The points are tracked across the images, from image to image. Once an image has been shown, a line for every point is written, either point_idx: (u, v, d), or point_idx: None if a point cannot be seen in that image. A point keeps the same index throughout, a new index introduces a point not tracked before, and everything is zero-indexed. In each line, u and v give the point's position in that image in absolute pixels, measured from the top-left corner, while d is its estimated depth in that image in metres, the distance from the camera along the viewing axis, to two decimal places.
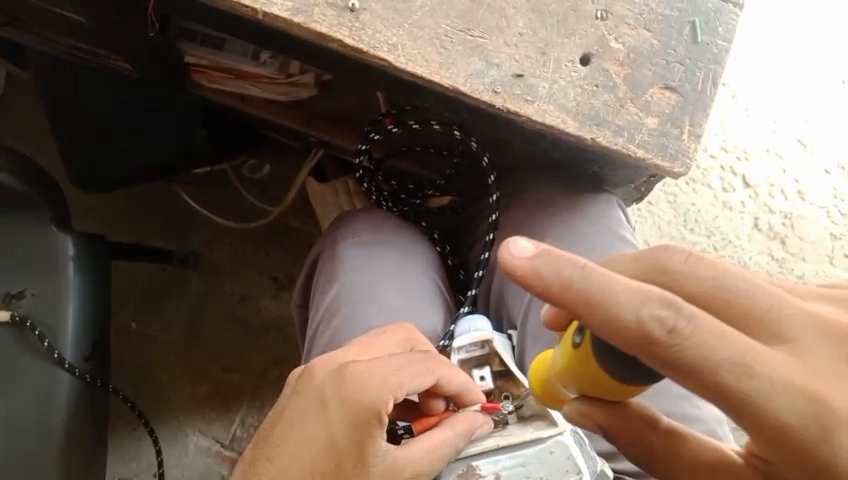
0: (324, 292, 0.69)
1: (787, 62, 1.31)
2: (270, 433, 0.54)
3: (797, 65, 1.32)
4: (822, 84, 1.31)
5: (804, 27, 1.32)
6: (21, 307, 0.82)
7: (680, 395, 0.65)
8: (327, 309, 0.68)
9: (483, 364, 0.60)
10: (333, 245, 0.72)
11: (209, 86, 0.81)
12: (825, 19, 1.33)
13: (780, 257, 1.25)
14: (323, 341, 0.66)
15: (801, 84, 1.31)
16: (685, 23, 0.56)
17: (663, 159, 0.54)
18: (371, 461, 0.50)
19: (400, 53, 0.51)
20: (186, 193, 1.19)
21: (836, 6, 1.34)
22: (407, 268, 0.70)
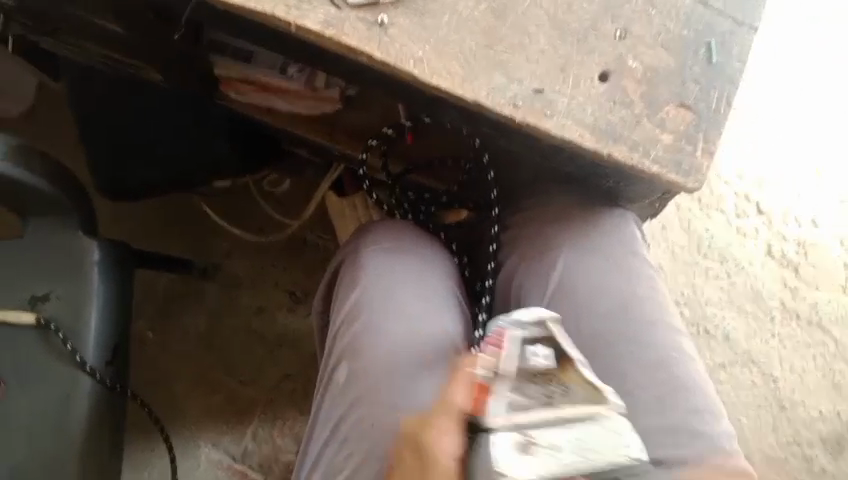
0: (344, 298, 0.70)
1: (804, 89, 1.33)
2: None
3: (814, 91, 1.33)
4: (836, 112, 1.33)
5: (804, 27, 1.35)
6: (45, 310, 0.84)
7: (693, 409, 0.65)
8: (346, 315, 0.69)
9: (536, 342, 0.55)
10: (354, 252, 0.73)
11: (236, 99, 0.84)
12: (825, 19, 1.36)
13: (793, 285, 1.26)
14: (342, 347, 0.68)
15: (816, 111, 1.33)
16: (700, 44, 0.58)
17: (678, 175, 0.55)
18: None
19: (426, 67, 0.53)
20: (208, 205, 1.21)
21: (840, 6, 1.37)
22: (425, 276, 0.71)
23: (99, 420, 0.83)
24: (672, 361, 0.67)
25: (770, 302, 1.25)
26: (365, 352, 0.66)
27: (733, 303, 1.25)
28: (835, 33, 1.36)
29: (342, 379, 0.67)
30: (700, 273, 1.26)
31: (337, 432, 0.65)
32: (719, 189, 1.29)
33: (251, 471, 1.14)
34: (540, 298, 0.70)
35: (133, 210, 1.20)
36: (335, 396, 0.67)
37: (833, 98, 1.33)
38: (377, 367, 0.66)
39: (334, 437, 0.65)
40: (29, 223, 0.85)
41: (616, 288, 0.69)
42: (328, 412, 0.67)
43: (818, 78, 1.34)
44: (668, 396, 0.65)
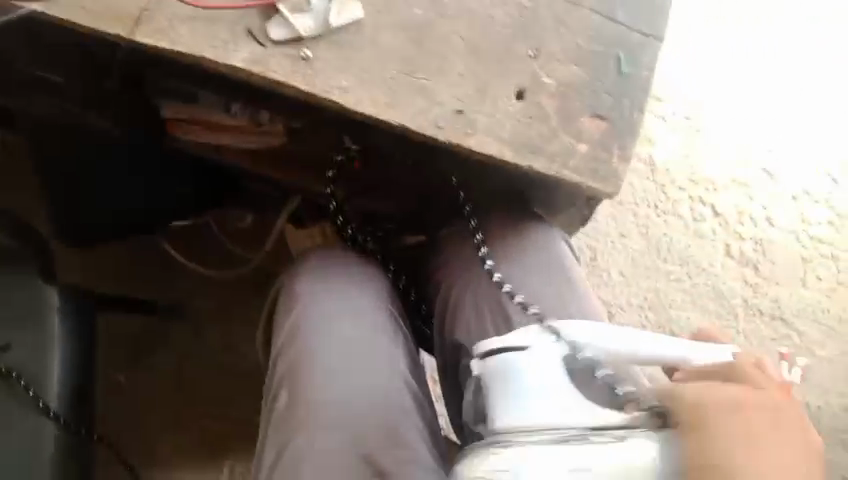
0: (282, 324, 0.72)
1: (747, 92, 1.37)
2: None
3: (760, 92, 1.38)
4: (782, 111, 1.37)
5: (805, 27, 1.41)
6: (5, 359, 0.84)
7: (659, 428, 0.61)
8: (284, 337, 0.70)
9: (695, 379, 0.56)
10: (290, 281, 0.75)
11: (184, 139, 0.85)
12: (825, 19, 1.42)
13: (753, 282, 1.29)
14: (283, 370, 0.67)
15: (763, 111, 1.37)
16: (610, 57, 0.60)
17: (595, 182, 0.58)
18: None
19: (350, 96, 0.55)
20: (172, 246, 1.22)
21: (836, 7, 1.43)
22: (356, 292, 0.74)
23: (65, 466, 0.83)
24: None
25: (732, 301, 1.28)
26: (303, 369, 0.66)
27: (696, 304, 1.28)
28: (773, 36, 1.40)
29: (283, 401, 0.65)
30: (660, 276, 1.28)
31: (278, 457, 0.61)
32: (675, 194, 1.32)
33: None
34: (475, 315, 0.68)
35: (97, 257, 1.20)
36: (277, 419, 0.64)
37: (776, 98, 1.38)
38: (315, 381, 0.65)
39: (274, 463, 0.61)
40: None
41: (560, 299, 0.68)
42: (269, 440, 0.63)
43: (761, 80, 1.38)
44: None
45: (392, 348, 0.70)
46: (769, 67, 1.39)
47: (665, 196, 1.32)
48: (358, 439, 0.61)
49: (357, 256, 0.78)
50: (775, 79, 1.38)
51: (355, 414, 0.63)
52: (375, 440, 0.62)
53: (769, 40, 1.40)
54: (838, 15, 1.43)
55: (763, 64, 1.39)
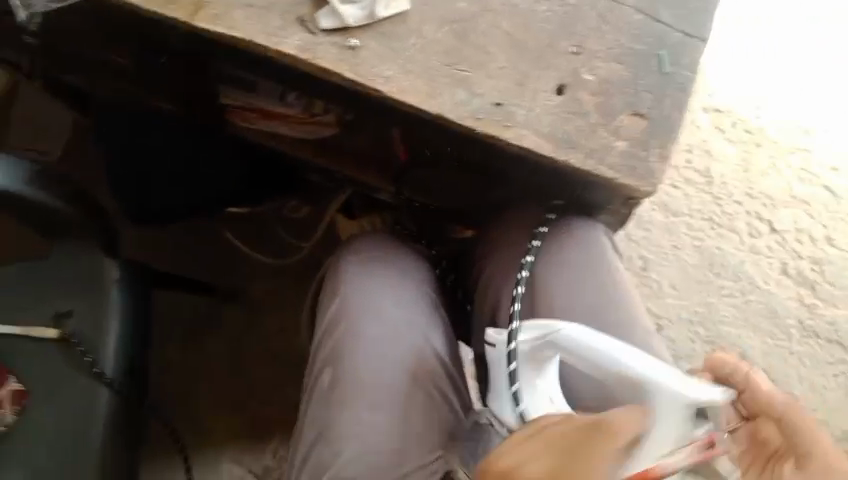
0: (327, 302, 0.73)
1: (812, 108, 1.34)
2: None
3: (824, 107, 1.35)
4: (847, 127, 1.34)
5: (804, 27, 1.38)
6: (69, 325, 0.91)
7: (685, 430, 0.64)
8: (329, 317, 0.71)
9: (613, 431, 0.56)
10: (336, 257, 0.76)
11: (242, 126, 0.88)
12: (823, 19, 1.40)
13: (810, 303, 1.25)
14: (326, 352, 0.69)
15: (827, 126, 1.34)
16: (652, 56, 0.61)
17: (631, 179, 0.57)
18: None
19: (393, 84, 0.57)
20: (229, 230, 1.27)
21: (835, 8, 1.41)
22: (401, 275, 0.74)
23: (114, 431, 0.88)
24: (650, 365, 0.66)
25: (787, 321, 1.24)
26: (348, 355, 0.68)
27: (750, 322, 1.24)
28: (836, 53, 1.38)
29: (325, 382, 0.68)
30: (713, 291, 1.26)
31: (320, 434, 0.66)
32: (731, 208, 1.29)
33: None
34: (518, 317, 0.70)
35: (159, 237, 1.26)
36: (321, 400, 0.68)
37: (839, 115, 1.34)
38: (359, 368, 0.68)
39: (317, 441, 0.66)
40: (56, 244, 0.93)
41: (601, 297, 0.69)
42: (311, 418, 0.68)
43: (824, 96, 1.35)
44: None
45: (433, 334, 0.72)
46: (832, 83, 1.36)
47: (721, 210, 1.29)
48: (393, 426, 0.66)
49: (403, 242, 0.78)
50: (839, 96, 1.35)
51: (394, 404, 0.67)
52: (411, 425, 0.66)
53: (833, 57, 1.38)
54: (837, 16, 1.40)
55: (826, 80, 1.36)
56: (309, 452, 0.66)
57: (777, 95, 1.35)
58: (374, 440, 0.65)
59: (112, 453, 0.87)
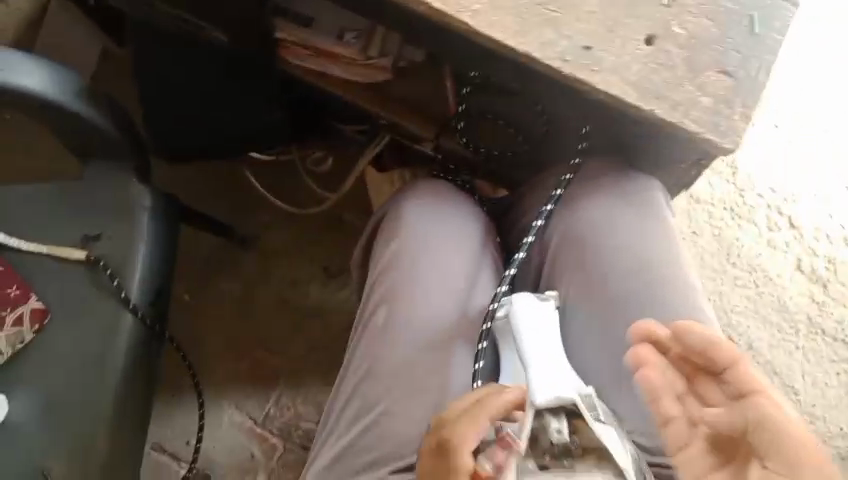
0: (384, 247, 0.74)
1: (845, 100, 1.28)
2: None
3: None
4: None
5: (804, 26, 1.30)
6: (98, 248, 0.86)
7: None
8: (385, 262, 0.72)
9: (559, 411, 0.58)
10: (396, 205, 0.76)
11: (294, 63, 0.88)
12: (825, 18, 1.30)
13: (821, 301, 1.21)
14: (381, 292, 0.71)
15: None
16: (744, 16, 0.60)
17: (715, 135, 0.58)
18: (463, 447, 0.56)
19: (482, 19, 0.58)
20: (253, 174, 1.26)
21: (837, 5, 1.31)
22: (458, 226, 0.74)
23: (136, 363, 0.83)
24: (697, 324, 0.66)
25: (796, 317, 1.20)
26: (404, 294, 0.70)
27: (760, 314, 1.20)
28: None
29: (378, 321, 0.69)
30: (726, 281, 1.22)
31: (367, 373, 0.68)
32: (752, 199, 1.24)
33: (271, 436, 1.17)
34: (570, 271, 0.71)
35: (186, 174, 1.26)
36: (372, 336, 0.69)
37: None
38: (413, 310, 0.69)
39: (366, 375, 0.68)
40: (88, 165, 0.88)
41: (646, 252, 0.69)
42: (362, 353, 0.69)
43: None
44: None
45: (486, 284, 0.72)
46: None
47: (741, 200, 1.24)
48: (442, 369, 0.67)
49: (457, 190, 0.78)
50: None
51: (443, 347, 0.68)
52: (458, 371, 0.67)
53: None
54: (840, 15, 1.31)
55: None
56: (357, 385, 0.68)
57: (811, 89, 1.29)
58: (421, 381, 0.67)
59: (131, 386, 0.82)
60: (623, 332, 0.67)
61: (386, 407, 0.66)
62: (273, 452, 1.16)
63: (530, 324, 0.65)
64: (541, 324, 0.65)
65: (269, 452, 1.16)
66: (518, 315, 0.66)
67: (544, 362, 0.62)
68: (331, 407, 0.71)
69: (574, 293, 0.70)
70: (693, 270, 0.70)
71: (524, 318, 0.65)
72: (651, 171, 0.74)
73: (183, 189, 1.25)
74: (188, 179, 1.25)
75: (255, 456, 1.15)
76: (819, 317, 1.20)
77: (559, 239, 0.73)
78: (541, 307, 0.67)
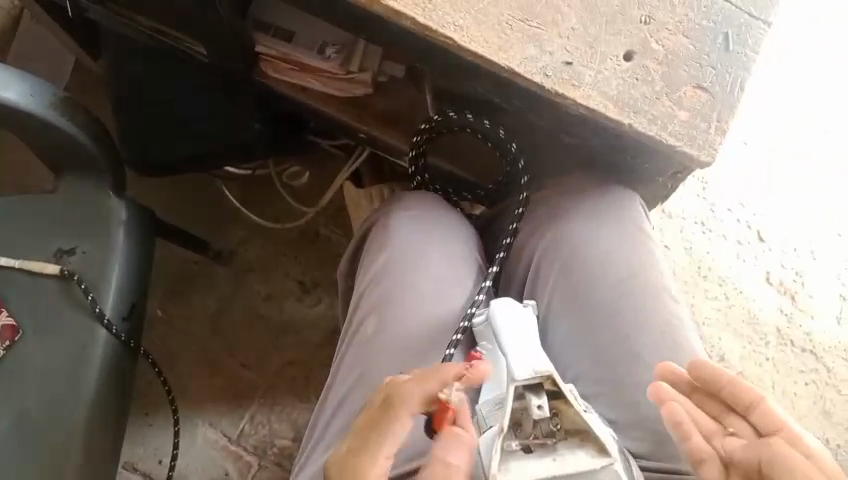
0: (372, 259, 0.74)
1: (816, 115, 1.31)
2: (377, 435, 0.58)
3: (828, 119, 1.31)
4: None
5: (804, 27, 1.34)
6: (71, 263, 0.85)
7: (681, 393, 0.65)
8: (374, 274, 0.72)
9: (540, 391, 0.57)
10: (384, 218, 0.76)
11: (274, 76, 0.88)
12: (825, 19, 1.34)
13: (789, 312, 1.23)
14: (370, 302, 0.71)
15: (825, 139, 1.30)
16: (719, 33, 0.62)
17: (692, 148, 0.60)
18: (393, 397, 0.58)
19: (465, 34, 0.59)
20: (228, 189, 1.26)
21: (837, 6, 1.35)
22: (446, 237, 0.74)
23: (110, 379, 0.82)
24: (678, 333, 0.68)
25: (766, 328, 1.22)
26: (392, 305, 0.70)
27: (730, 325, 1.22)
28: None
29: (368, 332, 0.69)
30: (696, 293, 1.23)
31: (355, 384, 0.68)
32: (721, 213, 1.27)
33: (245, 453, 1.15)
34: (554, 281, 0.71)
35: (163, 188, 1.25)
36: (361, 346, 0.69)
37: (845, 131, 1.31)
38: (401, 320, 0.69)
39: (355, 384, 0.67)
40: (62, 179, 0.86)
41: (625, 263, 0.71)
42: (350, 363, 0.69)
43: (832, 109, 1.31)
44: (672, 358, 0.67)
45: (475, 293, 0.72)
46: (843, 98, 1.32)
47: (711, 213, 1.27)
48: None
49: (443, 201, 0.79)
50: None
51: (429, 355, 0.67)
52: None
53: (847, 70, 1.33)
54: (839, 16, 1.35)
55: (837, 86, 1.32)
56: (346, 394, 0.67)
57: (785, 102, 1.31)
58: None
59: (105, 402, 0.81)
60: (608, 340, 0.68)
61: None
62: (247, 469, 1.14)
63: (509, 323, 0.64)
64: (520, 324, 0.64)
65: (243, 470, 1.14)
66: (498, 318, 0.64)
67: (525, 349, 0.60)
68: (318, 418, 0.70)
69: (560, 301, 0.70)
70: (670, 280, 0.72)
71: (504, 323, 0.64)
72: (630, 185, 0.76)
73: (160, 203, 1.24)
74: (165, 193, 1.25)
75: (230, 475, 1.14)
76: (788, 327, 1.22)
77: (545, 247, 0.73)
78: (520, 310, 0.66)
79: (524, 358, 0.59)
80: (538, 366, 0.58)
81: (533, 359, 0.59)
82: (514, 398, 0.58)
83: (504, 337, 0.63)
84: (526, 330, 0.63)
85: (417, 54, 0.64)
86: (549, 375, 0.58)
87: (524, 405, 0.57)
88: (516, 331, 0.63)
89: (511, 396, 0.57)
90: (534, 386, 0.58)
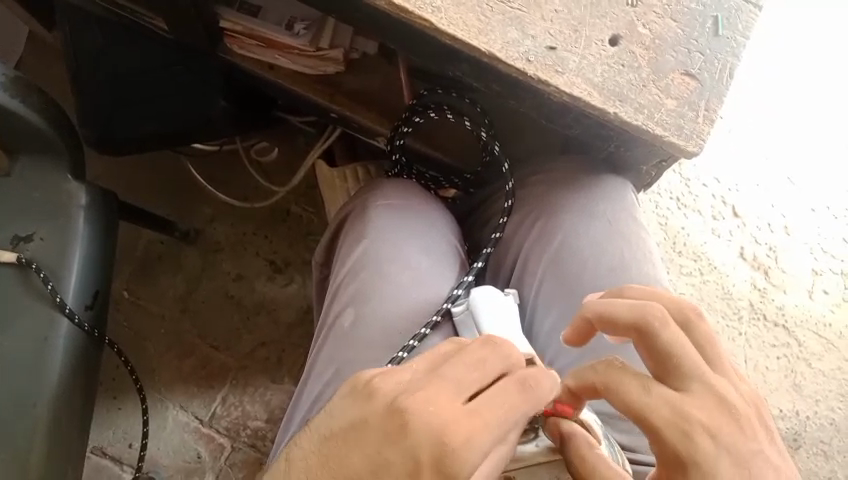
0: (350, 248, 0.71)
1: (795, 91, 1.30)
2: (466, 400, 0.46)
3: (808, 95, 1.30)
4: (825, 117, 1.30)
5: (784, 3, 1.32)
6: (28, 250, 0.80)
7: None
8: (353, 264, 0.70)
9: None
10: (362, 206, 0.73)
11: (239, 53, 0.84)
12: None
13: (762, 287, 1.22)
14: (348, 294, 0.68)
15: (802, 115, 1.30)
16: (708, 17, 0.59)
17: (679, 138, 0.57)
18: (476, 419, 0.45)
19: (443, 16, 0.56)
20: (194, 167, 1.22)
21: None
22: (428, 227, 0.72)
23: (72, 372, 0.78)
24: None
25: (739, 302, 1.22)
26: (372, 296, 0.67)
27: (704, 301, 1.22)
28: (829, 42, 1.32)
29: (346, 323, 0.67)
30: (672, 269, 1.23)
31: (332, 378, 0.65)
32: (698, 188, 1.26)
33: (217, 436, 1.13)
34: (541, 272, 0.69)
35: (127, 168, 1.21)
36: (338, 340, 0.66)
37: (822, 106, 1.30)
38: (381, 311, 0.66)
39: (331, 379, 0.65)
40: (17, 162, 0.81)
41: (613, 251, 0.69)
42: (329, 356, 0.66)
43: (808, 84, 1.31)
44: None
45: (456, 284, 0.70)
46: (819, 73, 1.31)
47: (688, 189, 1.26)
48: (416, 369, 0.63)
49: (421, 187, 0.76)
50: (825, 87, 1.31)
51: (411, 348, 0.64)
52: None
53: (825, 45, 1.32)
54: None
55: (816, 63, 1.31)
56: (323, 390, 0.65)
57: (766, 80, 1.30)
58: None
59: (68, 395, 0.77)
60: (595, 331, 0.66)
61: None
62: (220, 451, 1.12)
63: (489, 311, 0.62)
64: (503, 308, 0.62)
65: (216, 452, 1.12)
66: (480, 307, 0.62)
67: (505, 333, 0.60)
68: (294, 411, 0.68)
69: (547, 291, 0.68)
70: (659, 267, 0.70)
71: (484, 312, 0.62)
72: (617, 170, 0.73)
73: (123, 183, 1.20)
74: (129, 172, 1.21)
75: (202, 457, 1.11)
76: (762, 303, 1.22)
77: (531, 235, 0.71)
78: (502, 296, 0.63)
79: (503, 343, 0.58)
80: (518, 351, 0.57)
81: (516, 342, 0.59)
82: None
83: (485, 324, 0.62)
84: (508, 314, 0.62)
85: (391, 35, 0.61)
86: (529, 359, 0.56)
87: None
88: (501, 315, 0.62)
89: None
90: None
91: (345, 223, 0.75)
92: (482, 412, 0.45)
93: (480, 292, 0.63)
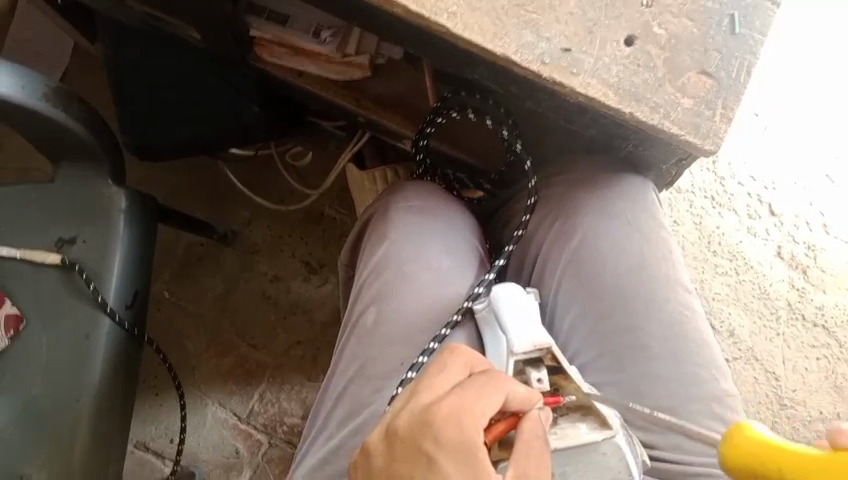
0: (373, 248, 0.73)
1: (833, 88, 1.28)
2: (442, 391, 0.51)
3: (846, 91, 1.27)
4: None
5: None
6: (72, 252, 0.84)
7: (684, 382, 0.65)
8: (376, 264, 0.71)
9: (539, 365, 0.59)
10: (386, 207, 0.75)
11: (269, 61, 0.86)
12: None
13: (801, 287, 1.20)
14: (371, 293, 0.70)
15: (841, 111, 1.27)
16: (725, 15, 0.59)
17: (695, 136, 0.58)
18: (452, 397, 0.50)
19: (458, 21, 0.57)
20: (231, 170, 1.25)
21: None
22: (449, 229, 0.73)
23: (116, 369, 0.81)
24: (684, 321, 0.67)
25: (776, 302, 1.19)
26: (393, 295, 0.69)
27: (740, 301, 1.20)
28: None
29: (368, 322, 0.68)
30: (706, 268, 1.21)
31: (355, 375, 0.67)
32: (732, 187, 1.24)
33: (255, 432, 1.16)
34: (561, 271, 0.70)
35: (167, 171, 1.25)
36: (361, 338, 0.68)
37: None
38: (402, 309, 0.68)
39: (355, 375, 0.67)
40: (61, 168, 0.85)
41: (633, 251, 0.69)
42: (352, 354, 0.68)
43: (846, 80, 1.28)
44: (677, 349, 0.66)
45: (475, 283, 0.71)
46: None
47: (722, 187, 1.24)
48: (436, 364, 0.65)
49: (444, 189, 0.78)
50: None
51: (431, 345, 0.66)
52: None
53: None
54: None
55: None
56: (347, 386, 0.67)
57: (802, 77, 1.28)
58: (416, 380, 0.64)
59: (111, 391, 0.80)
60: (614, 330, 0.66)
61: (378, 408, 0.64)
62: (258, 448, 1.15)
63: (511, 304, 0.63)
64: (522, 303, 0.63)
65: (254, 449, 1.15)
66: (501, 302, 0.63)
67: (529, 322, 0.61)
68: (320, 407, 0.70)
69: (566, 290, 0.69)
70: (679, 266, 0.70)
71: (505, 307, 0.63)
72: (638, 170, 0.74)
73: (164, 186, 1.25)
74: (169, 176, 1.25)
75: (239, 453, 1.14)
76: (800, 303, 1.19)
77: (550, 235, 0.72)
78: (522, 293, 0.64)
79: (523, 330, 0.60)
80: (539, 340, 0.59)
81: (534, 331, 0.59)
82: (514, 372, 0.60)
83: (507, 316, 0.62)
84: (529, 307, 0.62)
85: (411, 42, 0.63)
86: (549, 349, 0.59)
87: (523, 378, 0.59)
88: (519, 310, 0.62)
89: (510, 369, 0.59)
90: (534, 361, 0.60)
91: (369, 224, 0.76)
92: (462, 394, 0.50)
93: (502, 289, 0.64)
